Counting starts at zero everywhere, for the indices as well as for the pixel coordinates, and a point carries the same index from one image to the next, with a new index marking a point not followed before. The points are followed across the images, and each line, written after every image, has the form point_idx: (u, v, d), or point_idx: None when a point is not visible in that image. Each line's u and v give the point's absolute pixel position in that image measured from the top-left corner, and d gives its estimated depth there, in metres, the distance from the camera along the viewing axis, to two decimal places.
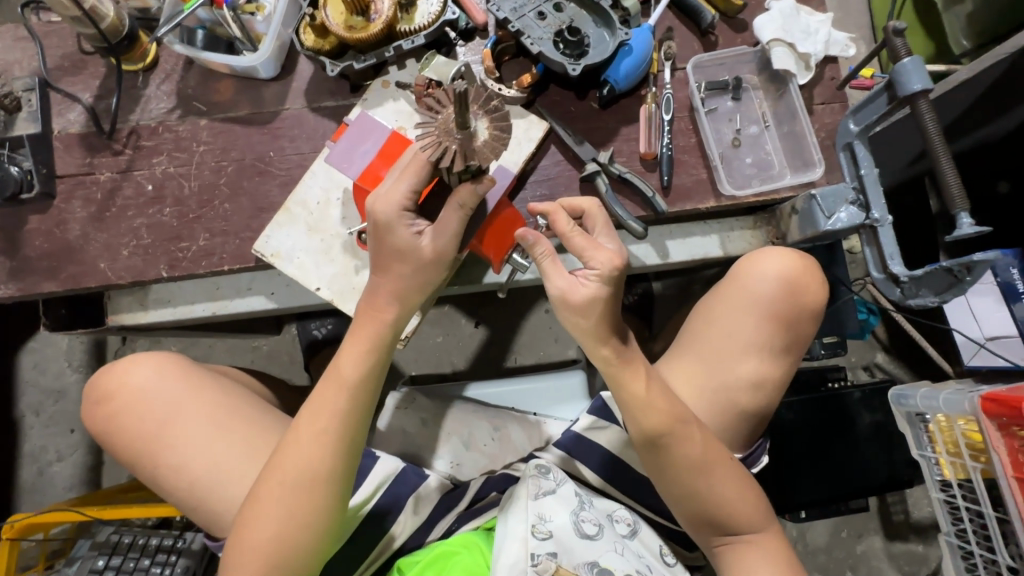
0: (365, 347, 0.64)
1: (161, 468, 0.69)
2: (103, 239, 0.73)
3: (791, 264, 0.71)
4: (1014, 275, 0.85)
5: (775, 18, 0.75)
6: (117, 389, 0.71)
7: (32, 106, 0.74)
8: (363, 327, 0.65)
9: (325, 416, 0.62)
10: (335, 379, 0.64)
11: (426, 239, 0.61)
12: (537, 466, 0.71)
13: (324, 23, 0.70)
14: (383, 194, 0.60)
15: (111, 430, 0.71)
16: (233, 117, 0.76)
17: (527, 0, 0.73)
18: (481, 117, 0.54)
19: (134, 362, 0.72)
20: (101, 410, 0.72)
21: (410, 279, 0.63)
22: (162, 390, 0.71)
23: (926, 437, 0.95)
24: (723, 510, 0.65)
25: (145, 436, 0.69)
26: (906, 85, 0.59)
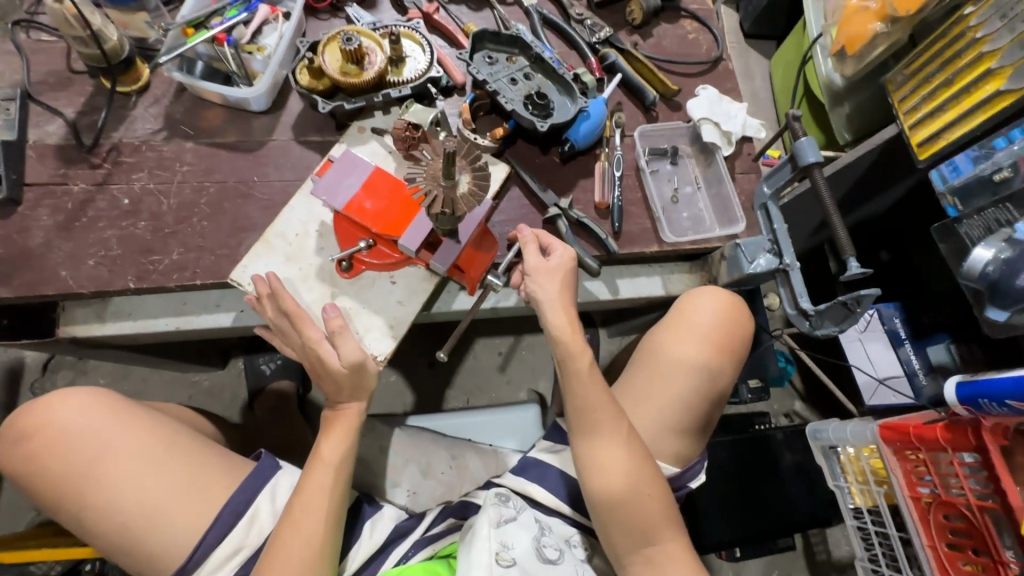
0: (342, 434, 0.71)
1: (89, 508, 0.64)
2: (67, 247, 0.72)
3: (721, 305, 0.82)
4: (896, 324, 1.05)
5: (703, 102, 0.92)
6: (39, 427, 0.66)
7: (10, 115, 0.74)
8: (341, 417, 0.72)
9: (317, 498, 0.66)
10: (317, 463, 0.68)
11: (338, 356, 0.68)
12: (498, 494, 0.72)
13: (320, 66, 0.77)
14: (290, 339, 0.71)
15: (32, 473, 0.66)
16: (219, 143, 0.80)
17: (502, 68, 0.85)
18: (465, 171, 0.61)
19: (60, 397, 0.68)
20: (22, 450, 0.66)
21: (341, 386, 0.70)
22: (86, 424, 0.66)
23: (839, 468, 1.05)
24: (643, 527, 0.68)
25: (71, 473, 0.65)
26: (803, 158, 0.73)
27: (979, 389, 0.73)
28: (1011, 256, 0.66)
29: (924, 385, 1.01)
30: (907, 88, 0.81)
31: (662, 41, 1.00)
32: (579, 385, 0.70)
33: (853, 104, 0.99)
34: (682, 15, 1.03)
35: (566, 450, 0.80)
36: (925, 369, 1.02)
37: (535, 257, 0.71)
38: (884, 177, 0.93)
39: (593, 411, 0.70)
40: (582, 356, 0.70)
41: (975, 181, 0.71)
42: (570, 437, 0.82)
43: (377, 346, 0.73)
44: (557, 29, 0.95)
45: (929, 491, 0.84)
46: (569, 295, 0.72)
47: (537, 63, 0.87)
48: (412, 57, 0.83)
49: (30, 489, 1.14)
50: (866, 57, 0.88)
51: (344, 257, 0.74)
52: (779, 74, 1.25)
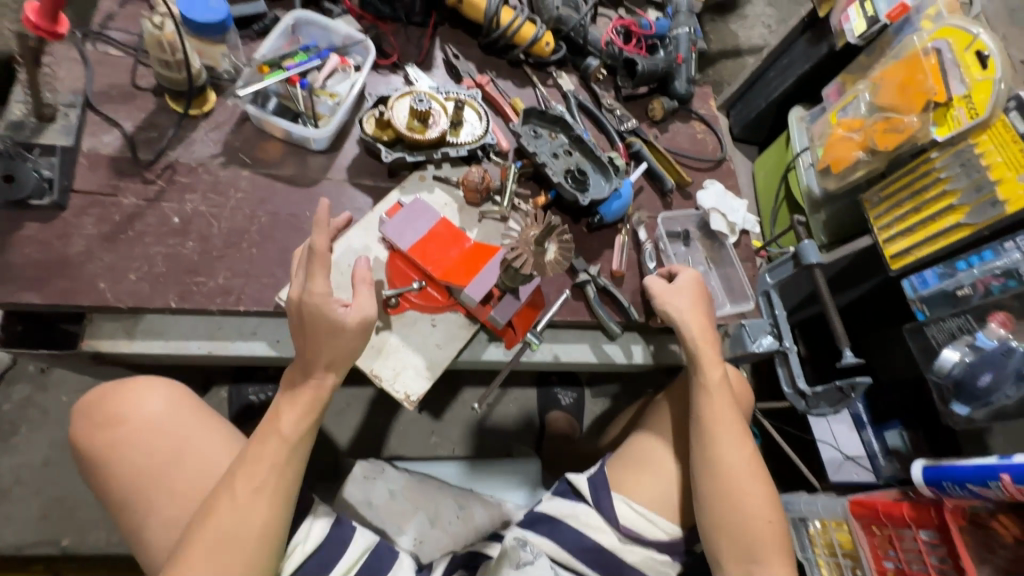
0: (306, 407, 0.65)
1: (156, 509, 0.64)
2: (109, 259, 0.70)
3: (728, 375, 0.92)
4: (861, 410, 1.15)
5: (711, 195, 1.05)
6: (122, 415, 0.66)
7: (69, 121, 0.74)
8: (303, 394, 0.65)
9: (261, 470, 0.61)
10: (273, 437, 0.63)
11: (350, 314, 0.64)
12: (516, 538, 0.72)
13: (389, 119, 0.83)
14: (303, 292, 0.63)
15: (106, 459, 0.65)
16: (275, 174, 0.82)
17: (546, 142, 0.94)
18: (554, 241, 0.69)
19: (149, 387, 0.69)
20: (101, 434, 0.66)
21: (335, 347, 0.64)
22: (170, 422, 0.67)
23: (808, 540, 1.11)
24: (758, 535, 0.74)
25: (145, 470, 0.64)
26: (806, 257, 0.84)
27: (943, 472, 0.83)
28: (974, 359, 0.81)
29: (883, 465, 1.11)
30: (881, 208, 0.96)
31: (676, 137, 1.14)
32: (711, 383, 0.80)
33: (828, 213, 1.16)
34: (693, 117, 1.17)
35: (586, 505, 0.79)
36: (883, 451, 1.12)
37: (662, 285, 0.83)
38: (855, 276, 1.08)
39: (716, 408, 0.79)
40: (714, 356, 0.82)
41: (940, 294, 0.86)
42: (583, 492, 0.80)
43: (412, 386, 0.75)
44: (590, 114, 1.06)
45: (893, 565, 0.92)
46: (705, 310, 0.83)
47: (576, 142, 0.96)
48: (468, 122, 0.89)
49: None
50: (847, 177, 1.03)
51: (395, 295, 0.76)
52: (762, 174, 1.43)
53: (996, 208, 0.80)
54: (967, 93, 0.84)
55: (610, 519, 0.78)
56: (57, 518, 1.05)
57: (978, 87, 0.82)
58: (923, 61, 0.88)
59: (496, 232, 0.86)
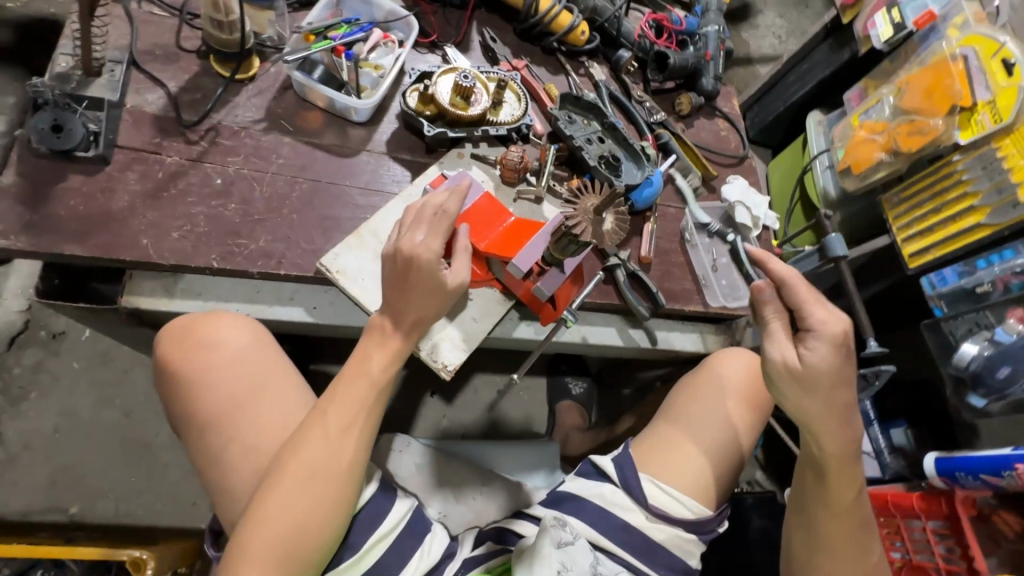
0: (395, 353, 0.65)
1: (238, 442, 0.63)
2: (152, 216, 0.70)
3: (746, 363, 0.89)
4: (869, 405, 1.18)
5: (736, 188, 1.06)
6: (206, 345, 0.66)
7: (113, 76, 0.73)
8: (387, 337, 0.65)
9: (348, 410, 0.62)
10: (361, 377, 0.64)
11: (449, 273, 0.66)
12: (554, 517, 0.71)
13: (433, 94, 0.83)
14: (414, 243, 0.64)
15: (192, 385, 0.64)
16: (316, 143, 0.82)
17: (580, 128, 0.96)
18: (611, 213, 0.73)
19: (235, 321, 0.68)
20: (189, 358, 0.65)
21: (428, 304, 0.65)
22: (256, 357, 0.67)
23: None
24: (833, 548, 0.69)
25: (228, 401, 0.64)
26: (833, 250, 0.86)
27: (956, 464, 0.85)
28: (992, 353, 0.84)
29: (889, 461, 1.14)
30: (901, 208, 0.99)
31: (700, 132, 1.16)
32: (823, 419, 0.65)
33: (844, 215, 1.18)
34: (717, 114, 1.20)
35: (612, 485, 0.80)
36: (889, 447, 1.15)
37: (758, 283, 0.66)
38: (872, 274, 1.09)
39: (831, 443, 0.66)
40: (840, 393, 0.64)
41: (959, 291, 0.89)
42: (610, 473, 0.81)
43: (449, 357, 0.75)
44: (620, 105, 1.08)
45: (901, 555, 0.95)
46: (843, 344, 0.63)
47: (609, 130, 0.98)
48: (508, 102, 0.90)
49: None
50: (867, 178, 1.05)
51: None
52: (775, 178, 1.46)
53: (1016, 210, 0.83)
54: (993, 98, 0.87)
55: (637, 498, 0.78)
56: (65, 486, 1.03)
57: (1003, 93, 0.86)
58: (951, 66, 0.91)
59: (531, 212, 0.88)
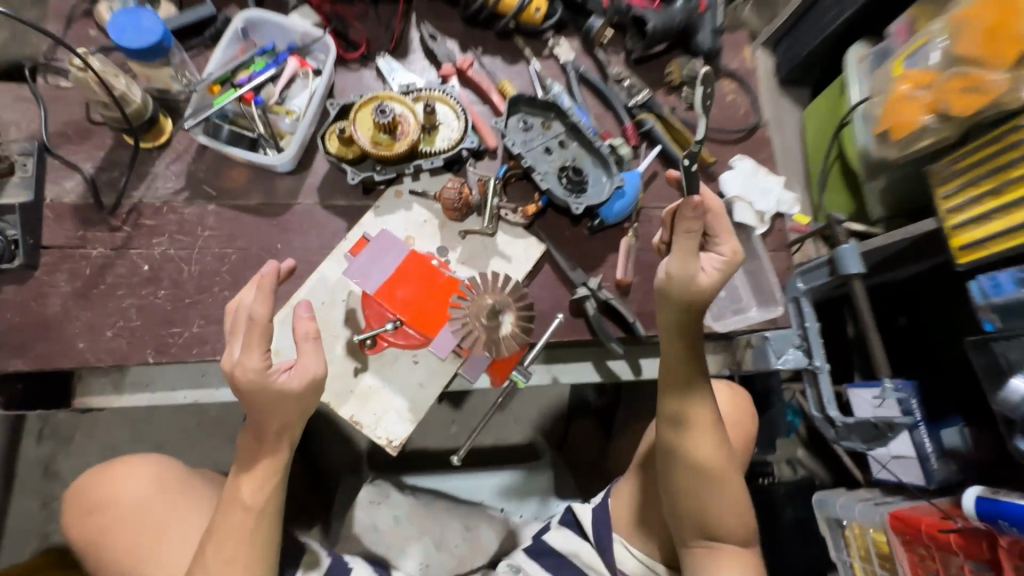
0: (263, 475, 0.65)
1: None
2: (85, 316, 0.70)
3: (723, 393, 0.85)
4: (915, 405, 0.99)
5: (738, 175, 0.91)
6: (107, 501, 0.74)
7: (26, 172, 0.71)
8: (253, 461, 0.65)
9: (230, 544, 0.63)
10: (235, 508, 0.64)
11: (287, 378, 0.61)
12: (509, 564, 0.81)
13: (352, 136, 0.74)
14: (238, 362, 0.60)
15: (103, 541, 0.73)
16: (243, 205, 0.77)
17: (537, 136, 0.83)
18: (509, 312, 0.73)
19: (129, 469, 0.76)
20: (93, 520, 0.74)
21: (286, 413, 0.63)
22: (151, 501, 0.74)
23: (842, 541, 1.05)
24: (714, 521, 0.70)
25: (134, 550, 0.72)
26: (845, 266, 0.71)
27: (999, 510, 0.72)
28: None
29: (936, 468, 0.98)
30: (952, 185, 0.79)
31: (700, 102, 0.97)
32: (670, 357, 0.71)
33: (887, 179, 0.96)
34: (722, 74, 1.00)
35: (589, 543, 0.79)
36: (937, 452, 0.98)
37: (683, 268, 0.66)
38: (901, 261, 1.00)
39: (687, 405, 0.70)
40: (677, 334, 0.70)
41: (1019, 304, 0.70)
42: (587, 528, 0.79)
43: (394, 430, 0.72)
44: (594, 88, 0.92)
45: None
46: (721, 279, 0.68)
47: (573, 131, 0.84)
48: (445, 124, 0.80)
49: (37, 514, 1.14)
50: (911, 145, 0.84)
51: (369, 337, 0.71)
52: (811, 128, 1.22)
53: None
54: None
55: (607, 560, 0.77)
56: None
57: None
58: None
59: (481, 249, 0.80)
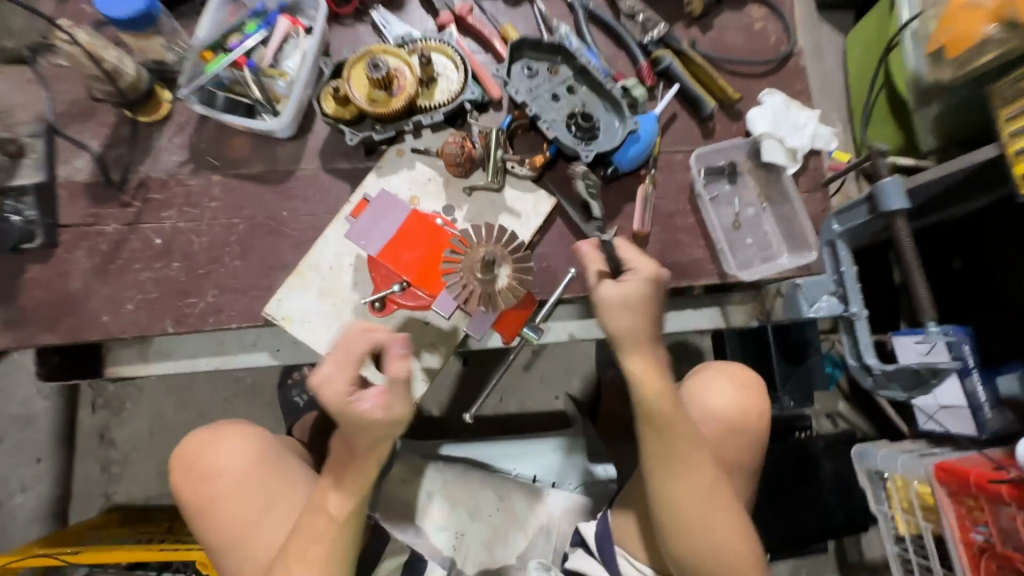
0: (352, 486, 0.65)
1: (255, 546, 0.70)
2: (106, 291, 0.72)
3: (734, 393, 0.78)
4: (966, 352, 0.95)
5: (766, 114, 0.81)
6: (209, 471, 0.72)
7: (37, 153, 0.73)
8: (344, 474, 0.64)
9: (311, 550, 0.64)
10: (319, 512, 0.64)
11: (366, 405, 0.58)
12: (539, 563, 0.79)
13: (346, 95, 0.71)
14: (326, 378, 0.58)
15: (207, 512, 0.71)
16: (246, 174, 0.76)
17: (543, 81, 0.77)
18: (505, 264, 0.67)
19: (226, 440, 0.73)
20: (196, 489, 0.72)
21: (370, 436, 0.60)
22: (247, 476, 0.72)
23: (883, 493, 1.02)
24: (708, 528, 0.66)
25: (238, 520, 0.71)
26: (886, 203, 0.64)
27: None
28: None
29: (989, 418, 0.94)
30: (1015, 107, 0.71)
31: (724, 34, 0.88)
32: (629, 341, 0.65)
33: (943, 105, 0.86)
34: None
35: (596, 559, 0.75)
36: (991, 401, 0.94)
37: (610, 291, 0.64)
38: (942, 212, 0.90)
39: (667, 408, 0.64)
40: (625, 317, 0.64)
41: None
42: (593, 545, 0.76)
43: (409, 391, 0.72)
44: (604, 26, 0.84)
45: (983, 539, 0.82)
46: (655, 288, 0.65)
47: (581, 73, 0.78)
48: (444, 75, 0.75)
49: (100, 477, 1.23)
50: (968, 63, 0.74)
51: (378, 299, 0.71)
52: (856, 57, 1.10)
53: None
54: None
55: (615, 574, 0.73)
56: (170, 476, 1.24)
57: None
58: None
59: (489, 205, 0.77)
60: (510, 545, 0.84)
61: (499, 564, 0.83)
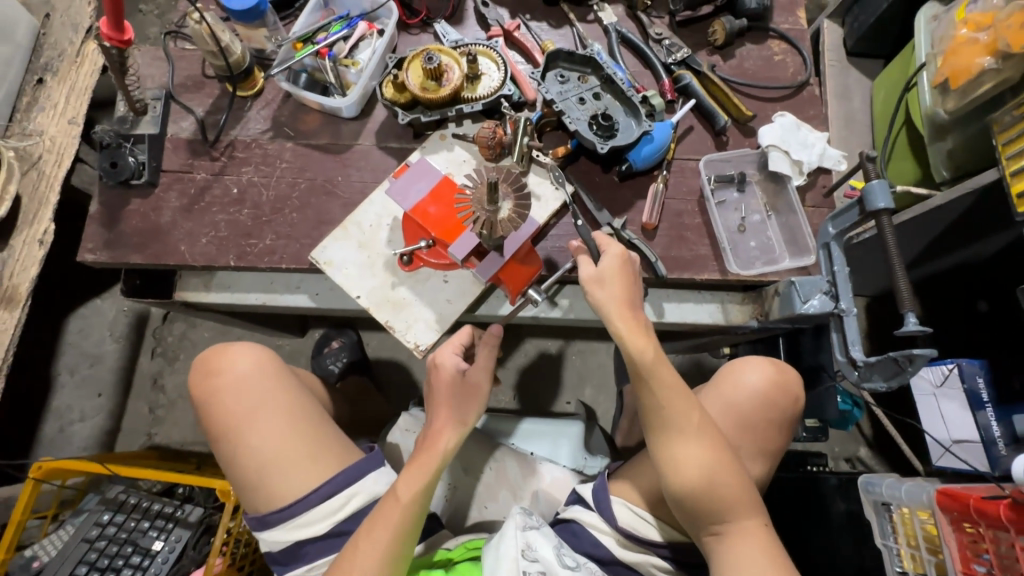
0: (417, 472, 0.70)
1: (241, 446, 0.76)
2: (187, 226, 0.86)
3: (764, 371, 0.83)
4: (979, 384, 0.95)
5: (776, 129, 0.89)
6: (222, 369, 0.80)
7: (156, 112, 0.90)
8: (426, 454, 0.72)
9: (381, 528, 0.67)
10: (391, 499, 0.69)
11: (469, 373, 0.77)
12: (522, 507, 0.76)
13: (403, 82, 0.85)
14: (441, 351, 0.76)
15: (207, 403, 0.79)
16: (313, 144, 0.90)
17: (573, 87, 0.89)
18: (508, 199, 0.77)
19: (239, 351, 0.81)
20: (203, 383, 0.80)
21: (457, 407, 0.74)
22: (256, 381, 0.79)
23: (889, 527, 0.99)
24: (711, 484, 0.68)
25: (234, 417, 0.77)
26: (873, 203, 0.69)
27: None
28: None
29: (1003, 454, 0.92)
30: (1013, 132, 0.77)
31: (744, 63, 0.97)
32: (614, 309, 0.72)
33: (956, 139, 0.90)
34: (771, 35, 0.98)
35: (593, 511, 0.78)
36: (1007, 438, 0.92)
37: (589, 268, 0.74)
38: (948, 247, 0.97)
39: (658, 367, 0.71)
40: (605, 286, 0.73)
41: None
42: (586, 496, 0.81)
43: (422, 337, 0.81)
44: (634, 48, 0.95)
45: (985, 571, 0.78)
46: (630, 268, 0.76)
47: (607, 83, 0.89)
48: (487, 74, 0.88)
49: (147, 417, 1.37)
50: (970, 93, 0.83)
51: (406, 253, 0.82)
52: (881, 98, 1.16)
53: None
54: None
55: (610, 522, 0.77)
56: None
57: None
58: None
59: None
60: (499, 504, 0.91)
61: (487, 517, 0.90)
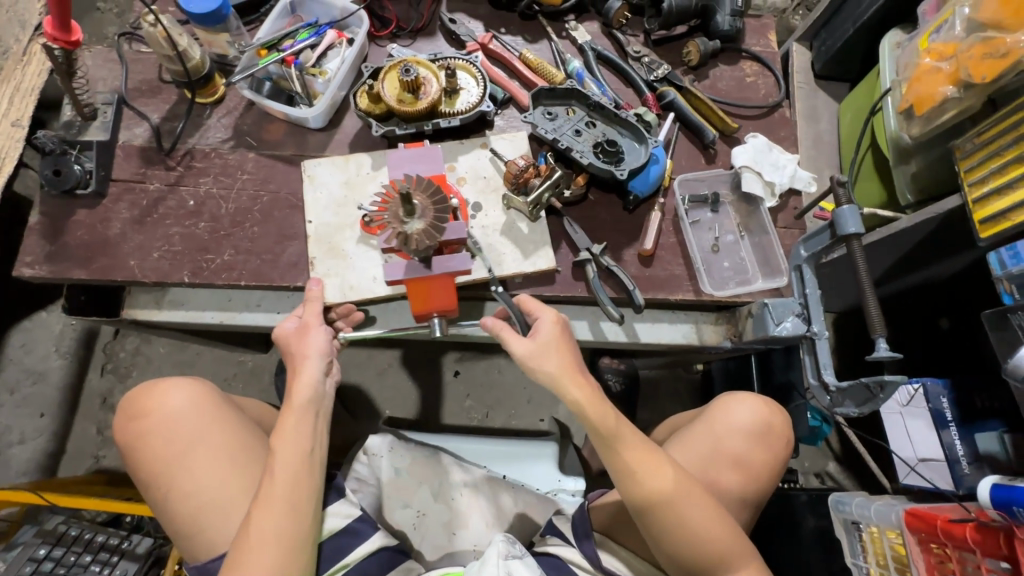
0: (292, 433, 0.68)
1: (174, 492, 0.70)
2: (138, 239, 0.81)
3: (757, 408, 0.83)
4: (943, 404, 0.97)
5: (749, 150, 0.90)
6: (150, 409, 0.73)
7: (106, 118, 0.84)
8: (286, 412, 0.69)
9: (274, 510, 0.64)
10: (270, 480, 0.65)
11: (294, 326, 0.75)
12: (505, 534, 0.72)
13: (378, 93, 0.82)
14: (285, 328, 0.75)
15: (134, 448, 0.73)
16: (278, 155, 0.86)
17: (563, 122, 0.86)
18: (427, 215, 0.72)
19: (171, 386, 0.75)
20: (130, 426, 0.74)
21: (298, 356, 0.72)
22: (188, 417, 0.73)
23: (858, 546, 0.99)
24: (695, 539, 0.66)
25: (165, 459, 0.71)
26: (843, 227, 0.70)
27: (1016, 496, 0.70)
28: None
29: (965, 474, 0.94)
30: (973, 159, 0.80)
31: (717, 83, 0.97)
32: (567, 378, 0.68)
33: (920, 163, 0.92)
34: (744, 56, 0.99)
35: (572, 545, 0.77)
36: (970, 457, 0.95)
37: (523, 345, 0.68)
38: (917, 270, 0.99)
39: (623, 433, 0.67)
40: (555, 356, 0.68)
41: None
42: (566, 531, 0.80)
43: (329, 289, 0.80)
44: (611, 65, 0.95)
45: None
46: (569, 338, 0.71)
47: (597, 109, 0.87)
48: (466, 89, 0.87)
49: (94, 439, 1.28)
50: (932, 120, 0.86)
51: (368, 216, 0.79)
52: (847, 120, 1.19)
53: None
54: None
55: (589, 558, 0.75)
56: None
57: None
58: None
59: (515, 222, 0.84)
60: (469, 531, 0.87)
61: (456, 547, 0.86)
